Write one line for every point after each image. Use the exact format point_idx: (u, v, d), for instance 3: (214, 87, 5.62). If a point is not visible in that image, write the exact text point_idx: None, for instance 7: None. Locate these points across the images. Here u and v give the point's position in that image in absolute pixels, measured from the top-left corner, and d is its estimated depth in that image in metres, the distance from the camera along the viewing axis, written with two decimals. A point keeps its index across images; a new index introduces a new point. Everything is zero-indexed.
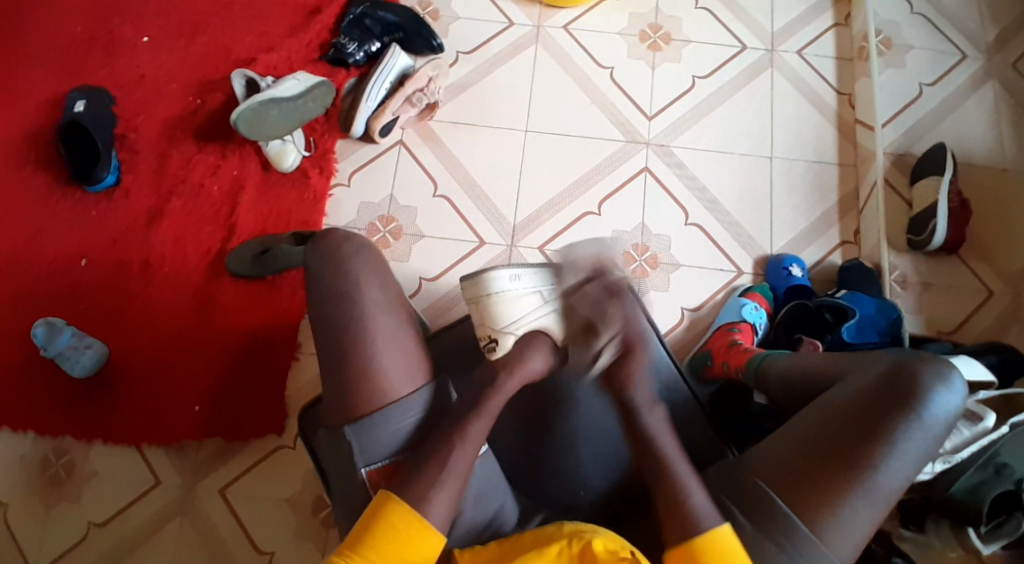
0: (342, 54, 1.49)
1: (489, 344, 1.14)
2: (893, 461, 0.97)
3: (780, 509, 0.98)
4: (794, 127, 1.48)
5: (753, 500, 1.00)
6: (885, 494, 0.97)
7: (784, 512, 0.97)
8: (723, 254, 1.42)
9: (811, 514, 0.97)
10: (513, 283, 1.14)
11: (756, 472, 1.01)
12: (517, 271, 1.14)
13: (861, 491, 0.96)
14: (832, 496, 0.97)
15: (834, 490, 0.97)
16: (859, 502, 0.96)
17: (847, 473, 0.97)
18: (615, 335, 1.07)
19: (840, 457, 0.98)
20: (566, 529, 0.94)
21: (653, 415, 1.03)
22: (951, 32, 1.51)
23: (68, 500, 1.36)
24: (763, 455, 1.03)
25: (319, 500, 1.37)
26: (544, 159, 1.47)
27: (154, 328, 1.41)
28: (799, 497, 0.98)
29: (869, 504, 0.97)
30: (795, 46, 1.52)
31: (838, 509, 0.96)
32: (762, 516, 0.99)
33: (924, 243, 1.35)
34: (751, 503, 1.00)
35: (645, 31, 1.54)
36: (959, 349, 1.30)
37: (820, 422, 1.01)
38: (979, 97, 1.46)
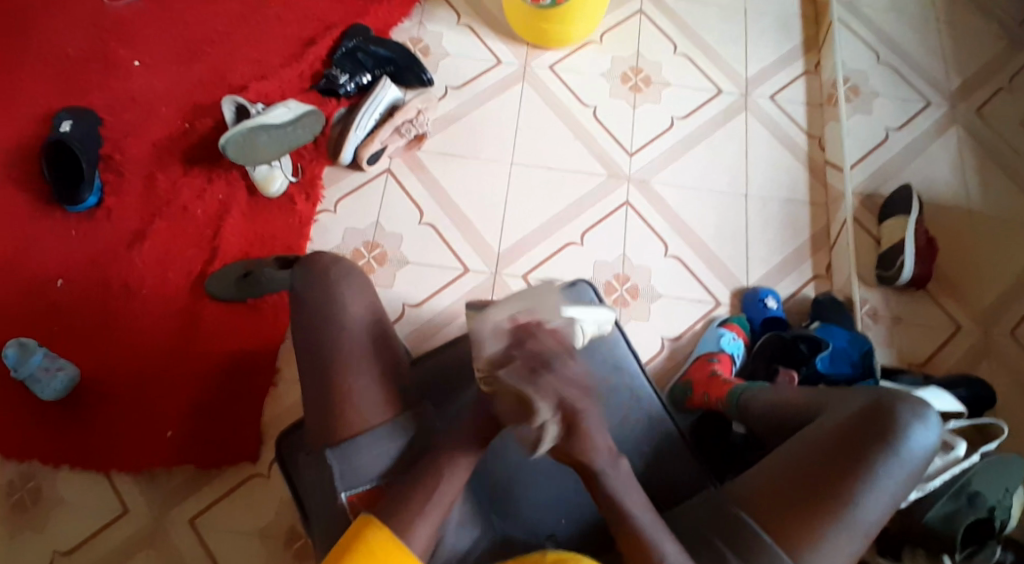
0: (334, 84, 1.53)
1: (491, 371, 1.12)
2: (872, 496, 0.99)
3: (764, 540, 0.99)
4: (769, 167, 1.54)
5: (738, 533, 1.01)
6: (864, 527, 0.99)
7: (768, 544, 0.99)
8: (702, 286, 1.46)
9: (794, 546, 0.98)
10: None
11: (741, 504, 1.03)
12: (529, 304, 1.08)
13: (842, 523, 0.98)
14: (814, 528, 0.98)
15: (816, 522, 0.98)
16: (839, 535, 0.98)
17: (828, 505, 0.99)
18: (551, 413, 0.91)
19: (821, 489, 1.00)
20: (550, 557, 0.93)
21: (616, 466, 0.99)
22: (914, 83, 1.60)
23: (32, 527, 1.30)
24: (747, 486, 1.04)
25: (294, 531, 1.33)
26: (529, 190, 1.50)
27: (129, 349, 1.39)
28: (782, 529, 0.99)
29: (849, 537, 0.98)
30: (768, 92, 1.60)
31: (819, 542, 0.98)
32: (746, 547, 0.99)
33: (893, 278, 1.41)
34: (735, 535, 1.01)
35: (626, 73, 1.60)
36: (930, 379, 1.34)
37: (802, 455, 1.03)
38: (941, 143, 1.54)
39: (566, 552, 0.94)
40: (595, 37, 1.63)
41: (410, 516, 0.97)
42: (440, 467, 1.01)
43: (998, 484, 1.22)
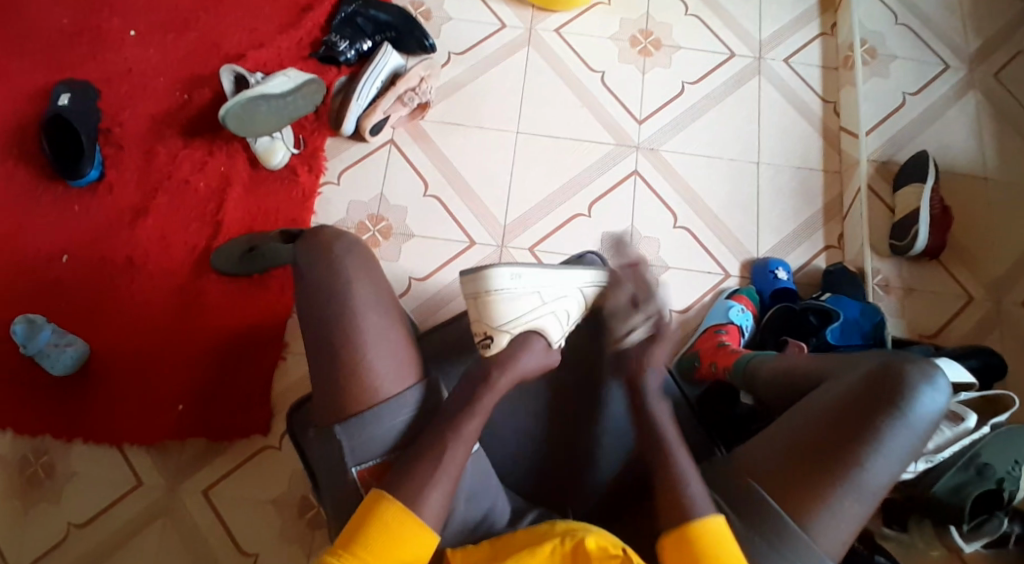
0: (333, 52, 1.48)
1: (485, 341, 1.11)
2: (879, 459, 0.97)
3: (771, 507, 0.97)
4: (781, 133, 1.51)
5: (743, 501, 0.99)
6: (872, 491, 0.97)
7: (774, 510, 0.97)
8: (711, 258, 1.44)
9: (799, 513, 0.97)
10: (512, 282, 1.10)
11: (747, 472, 1.01)
12: (516, 270, 1.10)
13: (847, 488, 0.96)
14: (820, 493, 0.97)
15: (822, 487, 0.97)
16: (846, 499, 0.96)
17: (833, 471, 0.97)
18: (653, 314, 1.14)
19: (826, 455, 0.98)
20: (559, 527, 0.93)
21: None
22: (933, 44, 1.55)
23: (48, 499, 1.33)
24: (753, 454, 1.03)
25: (305, 502, 1.34)
26: (535, 160, 1.47)
27: (135, 324, 1.39)
28: (789, 495, 0.98)
29: (856, 502, 0.97)
30: (782, 55, 1.55)
31: (826, 507, 0.96)
32: (751, 515, 0.98)
33: (907, 248, 1.38)
34: (741, 504, 0.99)
35: (635, 36, 1.55)
36: (941, 350, 1.32)
37: (807, 422, 1.01)
38: (959, 107, 1.50)
39: (579, 521, 0.95)
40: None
41: (421, 483, 0.97)
42: (445, 438, 1.00)
43: (1006, 456, 1.20)
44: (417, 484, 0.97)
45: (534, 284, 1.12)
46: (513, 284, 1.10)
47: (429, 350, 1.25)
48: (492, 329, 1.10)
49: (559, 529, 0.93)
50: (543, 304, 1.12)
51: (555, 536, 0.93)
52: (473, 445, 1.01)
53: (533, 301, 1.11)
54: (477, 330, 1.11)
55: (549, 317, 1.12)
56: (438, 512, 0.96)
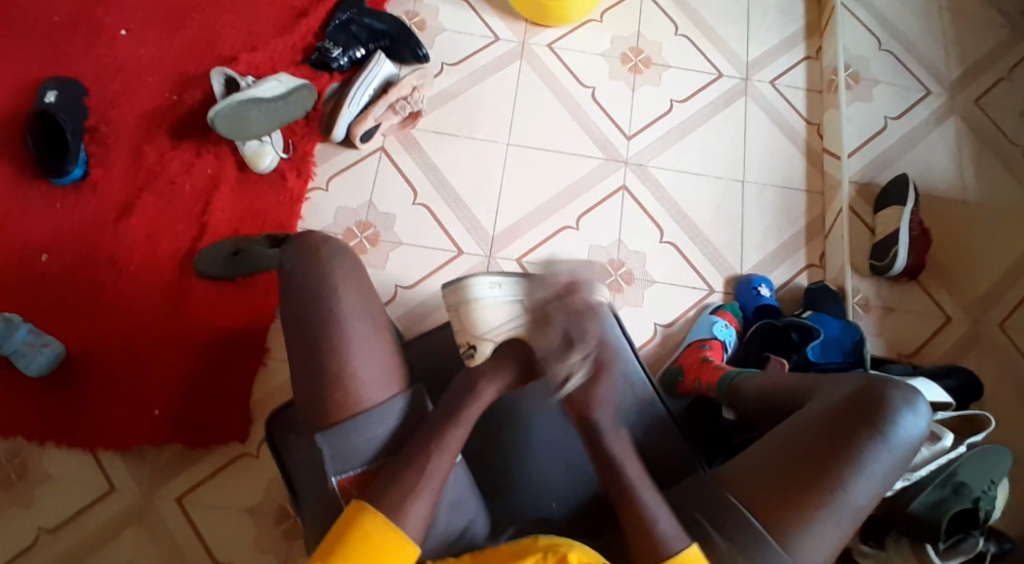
0: (327, 59, 1.48)
1: (469, 351, 1.14)
2: (860, 480, 0.99)
3: (752, 523, 0.98)
4: (767, 153, 1.53)
5: (726, 517, 1.00)
6: (851, 512, 0.98)
7: (755, 525, 0.98)
8: (697, 273, 1.46)
9: (781, 532, 0.97)
10: (494, 291, 1.15)
11: (729, 486, 1.02)
12: (496, 280, 1.15)
13: (829, 508, 0.98)
14: (801, 511, 0.98)
15: (803, 505, 0.98)
16: (826, 519, 0.98)
17: (816, 490, 0.98)
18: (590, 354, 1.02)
19: (810, 475, 0.99)
20: (541, 543, 0.93)
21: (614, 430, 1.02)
22: (914, 71, 1.59)
23: (18, 503, 1.29)
24: (735, 469, 1.04)
25: (283, 510, 1.32)
26: (525, 171, 1.48)
27: (113, 327, 1.36)
28: (770, 511, 0.99)
29: (836, 522, 0.98)
30: (769, 77, 1.59)
31: (807, 525, 0.97)
32: (734, 532, 0.99)
33: (887, 267, 1.41)
34: (723, 520, 1.00)
35: (626, 54, 1.58)
36: (919, 370, 1.35)
37: (791, 440, 1.02)
38: (940, 133, 1.54)
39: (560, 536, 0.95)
40: (594, 16, 1.60)
41: (404, 492, 0.96)
42: (428, 450, 1.00)
43: (983, 476, 1.23)
44: (403, 491, 0.96)
45: (514, 294, 1.14)
46: (493, 292, 1.14)
47: (416, 356, 1.25)
48: (475, 339, 1.13)
49: (542, 546, 0.92)
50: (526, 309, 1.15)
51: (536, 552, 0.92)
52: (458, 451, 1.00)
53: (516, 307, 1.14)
54: (460, 340, 1.15)
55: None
56: (420, 517, 0.96)
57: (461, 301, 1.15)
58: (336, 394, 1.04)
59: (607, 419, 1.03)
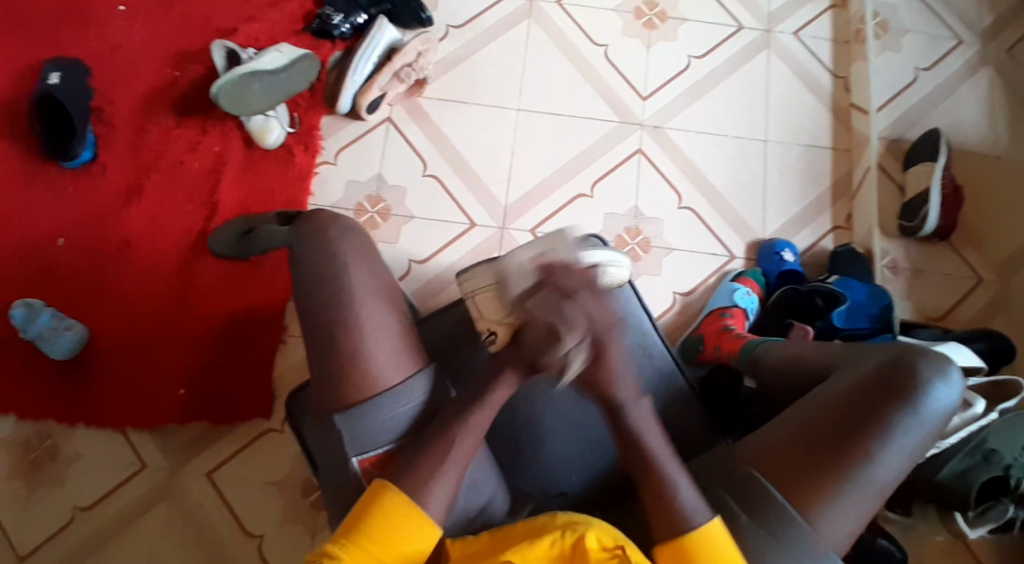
0: (327, 26, 1.44)
1: (491, 337, 1.06)
2: (886, 455, 0.94)
3: (772, 497, 0.95)
4: (790, 110, 1.46)
5: (745, 490, 0.97)
6: (878, 487, 0.94)
7: (778, 501, 0.94)
8: (716, 239, 1.41)
9: (803, 506, 0.94)
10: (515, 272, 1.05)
11: (751, 461, 0.98)
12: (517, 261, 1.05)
13: (853, 482, 0.93)
14: (823, 486, 0.94)
15: (825, 480, 0.94)
16: (850, 495, 0.93)
17: (840, 464, 0.94)
18: (585, 338, 0.90)
19: (833, 449, 0.94)
20: (560, 520, 0.89)
21: (629, 421, 0.96)
22: (948, 17, 1.50)
23: (52, 483, 1.33)
24: (754, 442, 1.00)
25: (308, 483, 1.34)
26: (535, 138, 1.44)
27: (134, 308, 1.37)
28: (791, 486, 0.95)
29: (862, 497, 0.94)
30: (792, 28, 1.50)
31: (829, 501, 0.93)
32: (755, 506, 0.95)
33: (916, 229, 1.35)
34: (743, 494, 0.97)
35: (640, 8, 1.51)
36: (949, 334, 1.30)
37: (815, 413, 0.98)
38: (973, 83, 1.45)
39: (581, 513, 0.91)
40: None
41: (416, 478, 0.95)
42: (444, 427, 0.98)
43: (1016, 443, 1.17)
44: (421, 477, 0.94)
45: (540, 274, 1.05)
46: (513, 275, 1.05)
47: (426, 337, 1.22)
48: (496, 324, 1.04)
49: (559, 523, 0.89)
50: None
51: (555, 530, 0.89)
52: (481, 433, 0.98)
53: None
54: (482, 328, 1.06)
55: None
56: (434, 499, 0.94)
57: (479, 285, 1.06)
58: (343, 376, 1.01)
59: (626, 393, 0.95)
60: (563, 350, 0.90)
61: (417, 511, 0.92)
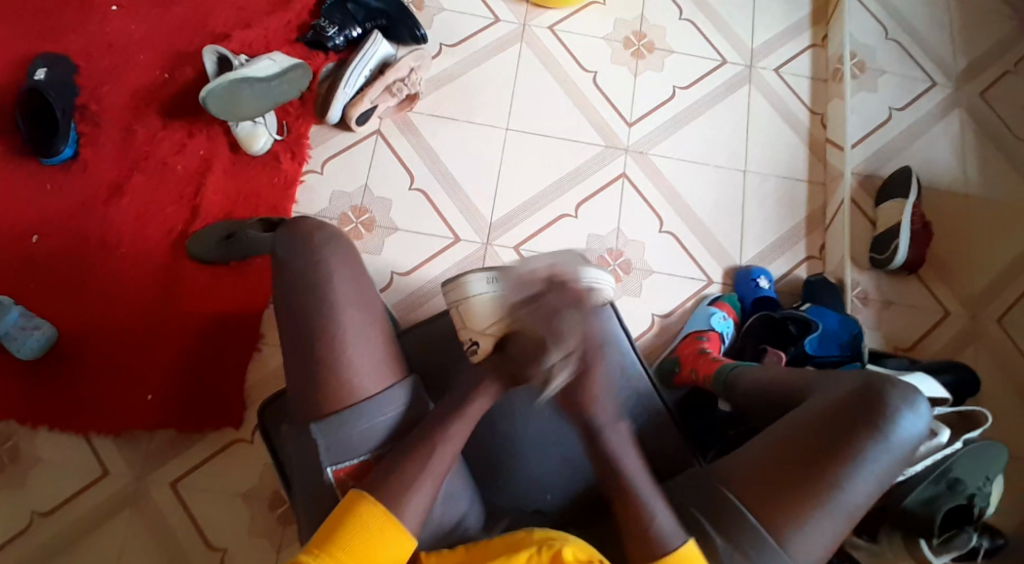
0: (322, 37, 1.45)
1: (473, 348, 1.10)
2: (857, 480, 0.97)
3: (745, 520, 0.97)
4: (769, 143, 1.51)
5: (720, 511, 0.99)
6: (847, 512, 0.97)
7: (751, 524, 0.97)
8: (695, 263, 1.44)
9: (774, 529, 0.96)
10: (492, 286, 1.12)
11: (725, 483, 1.01)
12: (493, 273, 1.13)
13: (823, 507, 0.96)
14: (796, 509, 0.96)
15: (796, 504, 0.96)
16: (822, 518, 0.96)
17: (811, 490, 0.96)
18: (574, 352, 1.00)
19: (805, 474, 0.97)
20: (536, 536, 0.91)
21: None
22: (921, 62, 1.57)
23: (9, 487, 1.28)
24: (732, 463, 1.02)
25: (276, 497, 1.32)
26: (523, 157, 1.46)
27: (108, 309, 1.34)
28: (767, 508, 0.97)
29: (832, 521, 0.96)
30: (773, 65, 1.56)
31: (800, 524, 0.96)
32: (729, 528, 0.98)
33: (887, 260, 1.40)
34: (718, 515, 0.99)
35: (630, 38, 1.55)
36: (916, 364, 1.34)
37: (788, 439, 1.00)
38: (944, 125, 1.52)
39: (555, 530, 0.93)
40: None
41: (402, 480, 0.94)
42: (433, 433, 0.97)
43: (978, 472, 1.21)
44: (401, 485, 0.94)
45: (515, 284, 1.12)
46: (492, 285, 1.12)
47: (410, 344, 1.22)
48: (479, 333, 1.09)
49: (537, 538, 0.90)
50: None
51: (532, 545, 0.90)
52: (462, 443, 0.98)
53: None
54: (463, 337, 1.11)
55: None
56: (417, 501, 0.93)
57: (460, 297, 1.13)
58: (330, 378, 1.01)
59: (604, 416, 1.02)
60: (550, 363, 0.99)
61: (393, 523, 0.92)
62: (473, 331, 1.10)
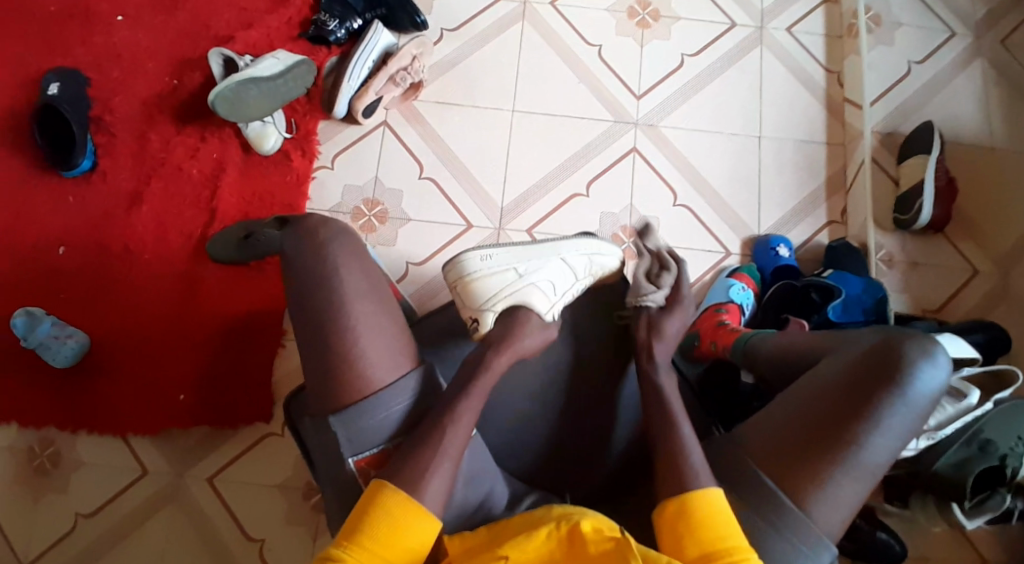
0: (324, 31, 1.45)
1: (474, 325, 1.11)
2: (877, 439, 0.94)
3: (766, 484, 0.95)
4: (783, 106, 1.47)
5: (739, 476, 0.97)
6: (870, 470, 0.94)
7: (772, 489, 0.94)
8: (712, 235, 1.42)
9: (796, 491, 0.94)
10: (486, 263, 1.14)
11: (744, 448, 0.98)
12: (487, 251, 1.15)
13: (845, 465, 0.94)
14: (818, 472, 0.94)
15: (817, 465, 0.94)
16: (844, 479, 0.94)
17: (831, 450, 0.94)
18: (672, 289, 1.13)
19: (825, 433, 0.95)
20: (554, 513, 0.90)
21: None
22: (940, 10, 1.50)
23: (56, 490, 1.34)
24: (749, 429, 1.00)
25: (308, 488, 1.36)
26: (531, 140, 1.45)
27: (136, 314, 1.39)
28: (787, 472, 0.95)
29: (855, 481, 0.94)
30: (785, 24, 1.51)
31: (823, 485, 0.94)
32: (748, 493, 0.96)
33: (911, 222, 1.36)
34: (737, 479, 0.97)
35: (633, 8, 1.51)
36: (945, 326, 1.30)
37: (805, 400, 0.98)
38: (966, 76, 1.46)
39: (576, 506, 0.92)
40: None
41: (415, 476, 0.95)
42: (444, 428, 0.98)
43: (1011, 432, 1.18)
44: (420, 465, 0.94)
45: (508, 261, 1.14)
46: (486, 263, 1.14)
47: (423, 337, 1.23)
48: (479, 310, 1.10)
49: (556, 516, 0.89)
50: (522, 277, 1.12)
51: (550, 522, 0.89)
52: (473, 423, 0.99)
53: (511, 274, 1.12)
54: (464, 316, 1.12)
55: (528, 289, 1.12)
56: (432, 493, 0.94)
57: (453, 275, 1.14)
58: (341, 380, 1.01)
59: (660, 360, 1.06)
60: (646, 294, 1.12)
61: (416, 504, 0.93)
62: (472, 307, 1.11)
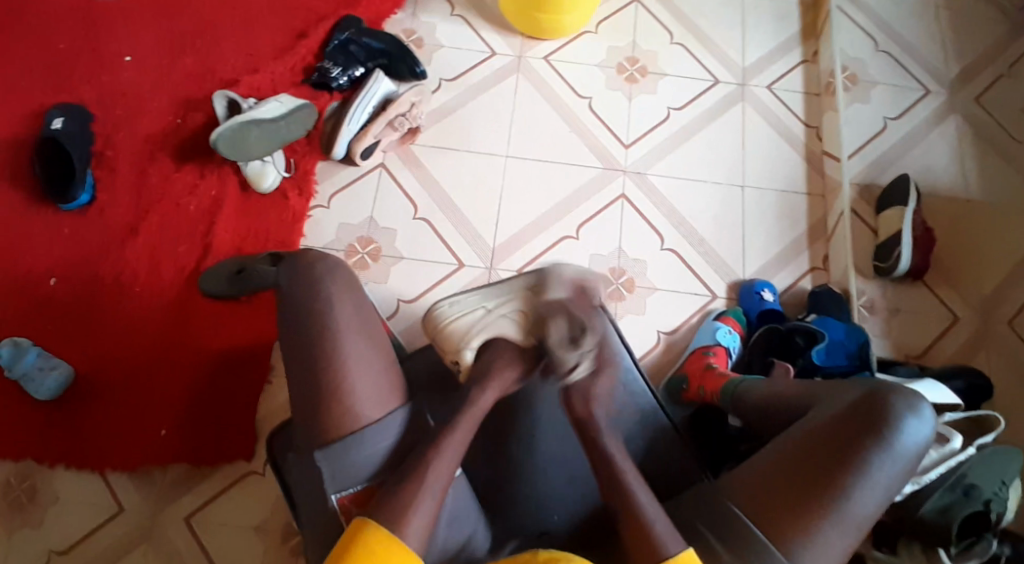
0: (327, 78, 1.51)
1: (457, 366, 1.13)
2: (864, 491, 0.94)
3: (753, 534, 0.95)
4: (766, 159, 1.53)
5: (726, 525, 0.97)
6: (856, 522, 0.94)
7: (760, 538, 0.94)
8: (698, 279, 1.45)
9: (784, 542, 0.94)
10: (457, 305, 1.15)
11: (731, 498, 0.98)
12: (455, 296, 1.17)
13: (832, 517, 0.93)
14: (804, 520, 0.94)
15: (804, 515, 0.94)
16: (831, 531, 0.93)
17: (818, 501, 0.94)
18: (595, 345, 1.02)
19: (812, 484, 0.95)
20: (541, 557, 0.87)
21: None
22: (913, 70, 1.59)
23: (29, 525, 1.31)
24: (737, 478, 1.00)
25: (288, 530, 1.33)
26: (524, 184, 1.49)
27: (123, 348, 1.38)
28: (774, 522, 0.95)
29: (842, 533, 0.94)
30: (766, 82, 1.59)
31: (810, 536, 0.93)
32: (735, 541, 0.95)
33: (890, 269, 1.40)
34: (725, 529, 0.97)
35: (622, 63, 1.59)
36: (926, 372, 1.33)
37: (792, 451, 0.98)
38: (941, 131, 1.54)
39: (563, 552, 0.89)
40: (590, 27, 1.62)
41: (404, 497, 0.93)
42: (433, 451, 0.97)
43: (993, 477, 1.18)
44: (407, 482, 0.93)
45: (476, 300, 1.14)
46: (455, 307, 1.15)
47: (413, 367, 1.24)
48: (457, 351, 1.12)
49: (542, 559, 0.87)
50: (489, 313, 1.11)
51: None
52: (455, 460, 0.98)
53: (478, 312, 1.12)
54: (447, 360, 1.14)
55: (500, 321, 1.10)
56: (420, 512, 0.93)
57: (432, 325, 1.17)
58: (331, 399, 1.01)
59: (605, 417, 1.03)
60: (571, 355, 1.01)
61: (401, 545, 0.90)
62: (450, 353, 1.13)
